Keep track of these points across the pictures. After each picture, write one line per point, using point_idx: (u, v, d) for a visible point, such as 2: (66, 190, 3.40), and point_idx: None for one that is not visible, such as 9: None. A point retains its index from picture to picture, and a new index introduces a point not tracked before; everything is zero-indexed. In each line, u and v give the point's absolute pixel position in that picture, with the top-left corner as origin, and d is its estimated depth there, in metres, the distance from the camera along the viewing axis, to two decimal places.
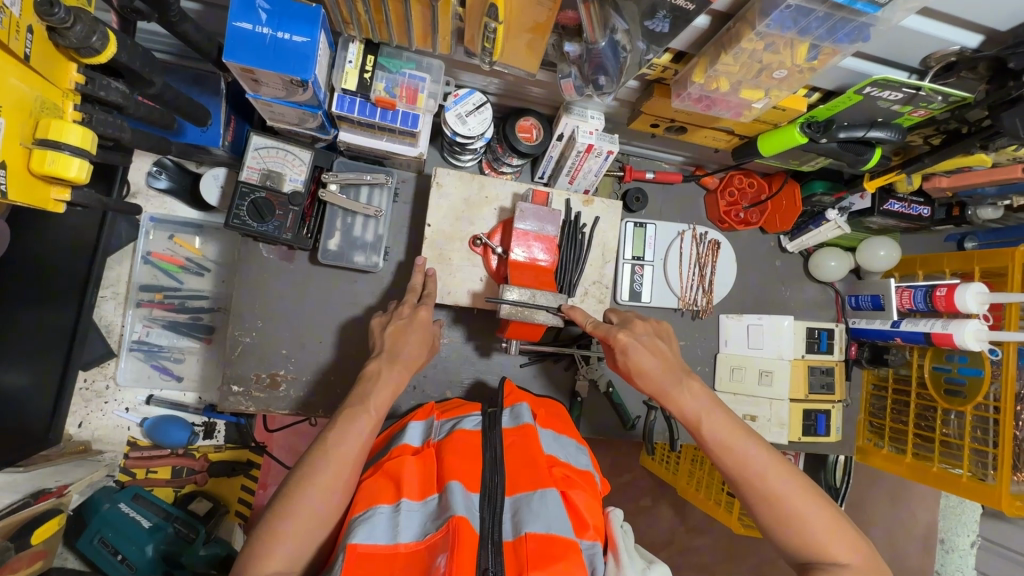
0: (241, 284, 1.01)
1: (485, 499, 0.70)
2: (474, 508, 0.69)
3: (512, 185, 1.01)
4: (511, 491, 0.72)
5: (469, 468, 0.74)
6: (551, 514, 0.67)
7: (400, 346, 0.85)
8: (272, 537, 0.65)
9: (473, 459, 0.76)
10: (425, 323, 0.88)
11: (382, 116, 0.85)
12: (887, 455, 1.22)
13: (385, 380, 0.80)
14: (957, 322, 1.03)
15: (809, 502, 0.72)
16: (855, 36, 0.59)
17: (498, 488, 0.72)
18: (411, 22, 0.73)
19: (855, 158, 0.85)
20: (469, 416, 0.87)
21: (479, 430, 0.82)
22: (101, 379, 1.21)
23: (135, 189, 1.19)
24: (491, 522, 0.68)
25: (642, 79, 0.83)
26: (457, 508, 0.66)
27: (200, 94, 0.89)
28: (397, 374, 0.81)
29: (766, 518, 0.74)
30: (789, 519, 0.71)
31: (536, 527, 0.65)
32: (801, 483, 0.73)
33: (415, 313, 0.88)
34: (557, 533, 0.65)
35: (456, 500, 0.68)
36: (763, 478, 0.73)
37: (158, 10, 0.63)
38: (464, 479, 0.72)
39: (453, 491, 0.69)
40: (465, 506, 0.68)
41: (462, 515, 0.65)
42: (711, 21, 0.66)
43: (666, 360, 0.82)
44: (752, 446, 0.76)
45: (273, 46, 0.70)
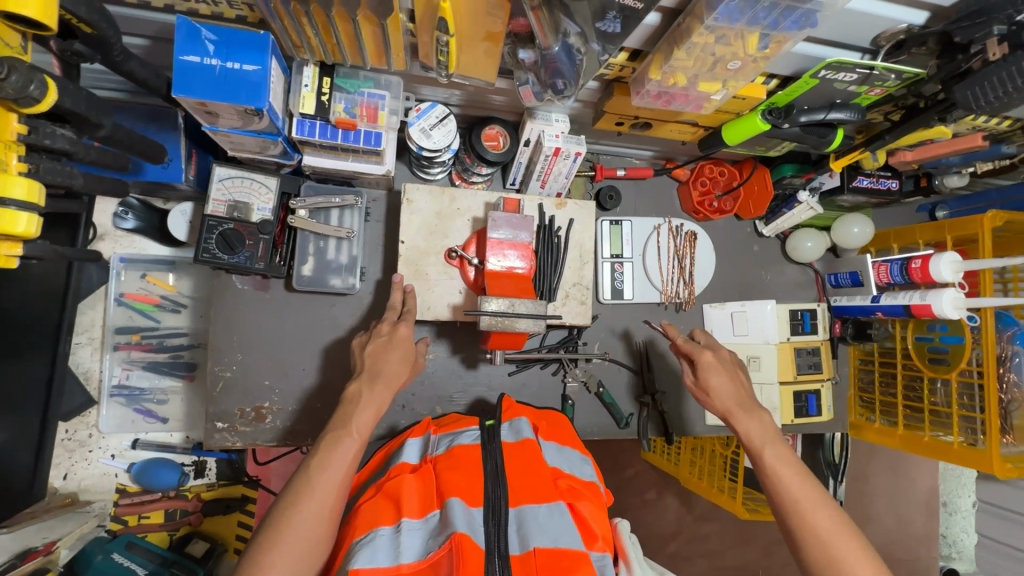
0: (217, 319, 1.00)
1: (489, 513, 0.69)
2: (478, 523, 0.68)
3: (483, 195, 1.01)
4: (515, 503, 0.71)
5: (471, 483, 0.72)
6: (557, 529, 0.67)
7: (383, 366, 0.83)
8: (260, 572, 0.63)
9: (475, 473, 0.74)
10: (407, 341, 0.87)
11: (344, 137, 0.84)
12: (879, 429, 1.24)
13: (367, 403, 0.79)
14: (934, 292, 1.04)
15: (855, 547, 0.69)
16: (803, 23, 0.59)
17: (501, 500, 0.70)
18: (363, 41, 0.73)
19: (818, 140, 0.86)
20: (467, 429, 0.86)
21: (478, 444, 0.81)
22: (83, 428, 1.17)
23: (101, 232, 1.16)
24: (497, 535, 0.67)
25: (602, 79, 0.83)
26: (458, 524, 0.65)
27: (157, 131, 0.87)
28: (380, 395, 0.80)
29: (809, 554, 0.71)
30: (834, 556, 0.69)
31: (543, 541, 0.64)
32: (850, 530, 0.71)
33: (396, 332, 0.87)
34: (566, 546, 0.64)
35: (456, 515, 0.66)
36: (812, 510, 0.73)
37: (99, 50, 0.61)
38: (464, 495, 0.70)
39: (454, 507, 0.67)
40: (466, 521, 0.66)
41: (464, 530, 0.64)
42: (661, 18, 0.65)
43: (736, 384, 0.89)
44: (806, 478, 0.77)
45: (223, 77, 0.69)
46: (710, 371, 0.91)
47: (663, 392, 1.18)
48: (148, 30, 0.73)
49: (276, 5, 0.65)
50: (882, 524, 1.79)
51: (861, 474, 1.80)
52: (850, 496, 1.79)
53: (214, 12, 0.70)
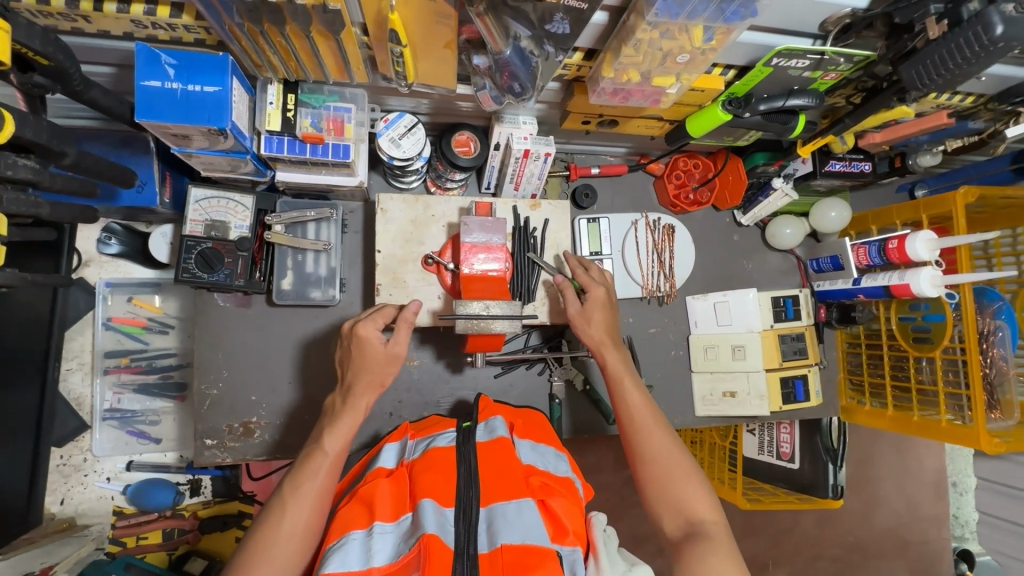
0: (201, 337, 1.01)
1: (459, 513, 0.70)
2: (449, 524, 0.68)
3: (457, 201, 1.02)
4: (486, 502, 0.71)
5: (444, 484, 0.73)
6: (526, 524, 0.67)
7: (355, 382, 0.83)
8: None
9: (447, 475, 0.75)
10: (371, 342, 0.84)
11: (313, 151, 0.85)
12: (870, 411, 1.23)
13: (340, 421, 0.80)
14: (913, 272, 1.04)
15: (682, 463, 0.83)
16: (743, 12, 0.60)
17: (472, 500, 0.71)
18: (322, 57, 0.74)
19: (781, 127, 0.86)
20: (443, 432, 0.86)
21: (453, 446, 0.81)
22: (78, 453, 1.19)
23: (86, 258, 1.18)
24: (467, 535, 0.67)
25: (562, 79, 0.84)
26: (428, 525, 0.66)
27: (131, 156, 0.89)
28: (351, 413, 0.81)
29: (645, 471, 0.83)
30: (664, 471, 0.82)
31: (511, 538, 0.65)
32: (679, 449, 0.84)
33: (355, 333, 0.84)
34: (533, 543, 0.65)
35: (427, 517, 0.67)
36: (652, 434, 0.85)
37: (59, 80, 0.63)
38: (436, 496, 0.71)
39: (425, 509, 0.68)
40: (436, 522, 0.67)
41: (433, 532, 0.65)
42: (608, 16, 0.66)
43: (610, 320, 0.97)
44: (650, 407, 0.88)
45: (185, 99, 0.71)
46: (590, 308, 0.96)
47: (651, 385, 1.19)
48: (111, 58, 0.74)
49: (230, 26, 0.66)
50: (889, 507, 1.78)
51: (865, 458, 1.79)
52: (854, 481, 1.78)
53: (173, 37, 0.72)
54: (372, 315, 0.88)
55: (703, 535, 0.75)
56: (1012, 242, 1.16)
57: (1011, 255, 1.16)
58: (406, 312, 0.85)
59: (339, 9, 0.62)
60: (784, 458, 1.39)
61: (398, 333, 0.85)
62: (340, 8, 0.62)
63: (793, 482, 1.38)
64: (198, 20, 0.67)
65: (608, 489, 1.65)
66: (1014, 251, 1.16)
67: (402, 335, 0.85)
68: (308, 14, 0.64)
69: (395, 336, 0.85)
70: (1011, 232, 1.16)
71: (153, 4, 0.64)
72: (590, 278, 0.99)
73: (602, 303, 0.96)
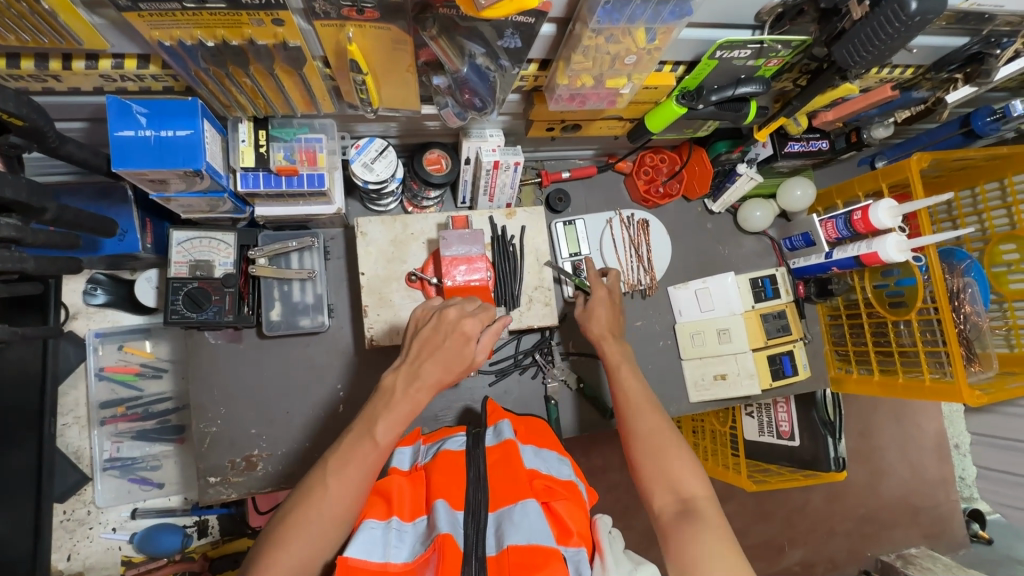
0: (196, 377, 1.02)
1: (468, 516, 0.71)
2: (459, 526, 0.70)
3: (434, 217, 1.04)
4: (493, 507, 0.73)
5: (457, 486, 0.76)
6: (531, 525, 0.68)
7: (422, 369, 0.78)
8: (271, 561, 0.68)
9: (456, 479, 0.76)
10: (463, 338, 0.78)
11: (288, 183, 0.87)
12: (858, 379, 1.26)
13: (394, 405, 0.77)
14: (879, 240, 1.09)
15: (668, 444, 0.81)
16: (679, 12, 0.63)
17: (480, 504, 0.73)
18: (288, 93, 0.77)
19: (734, 115, 0.91)
20: (453, 437, 0.88)
21: (463, 450, 0.83)
22: (81, 506, 1.18)
23: (74, 311, 1.19)
24: (474, 537, 0.69)
25: (521, 90, 0.87)
26: (442, 525, 0.68)
27: (110, 206, 0.90)
28: (407, 406, 0.77)
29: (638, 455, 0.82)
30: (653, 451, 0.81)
31: (516, 539, 0.66)
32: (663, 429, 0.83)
33: (456, 322, 0.79)
34: (539, 543, 0.66)
35: (440, 517, 0.70)
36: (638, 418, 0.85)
37: (35, 139, 0.65)
38: (449, 498, 0.74)
39: (439, 510, 0.71)
40: (450, 523, 0.70)
41: (447, 531, 0.67)
42: (555, 27, 0.70)
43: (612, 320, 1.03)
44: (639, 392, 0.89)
45: (159, 144, 0.73)
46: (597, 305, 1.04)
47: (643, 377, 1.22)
48: (83, 112, 0.77)
49: (196, 71, 0.68)
50: (896, 473, 1.81)
51: (866, 428, 1.82)
52: (857, 452, 1.81)
53: (142, 87, 0.74)
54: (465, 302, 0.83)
55: (694, 519, 0.73)
56: (973, 201, 1.22)
57: (974, 214, 1.21)
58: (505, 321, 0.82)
59: (299, 45, 0.65)
60: (784, 437, 1.39)
61: (482, 341, 0.81)
62: (300, 44, 0.65)
63: (796, 460, 1.38)
64: (165, 69, 0.70)
65: (618, 488, 1.66)
66: (976, 209, 1.21)
67: (486, 341, 0.81)
68: (269, 53, 0.66)
69: (482, 343, 0.80)
70: (970, 192, 1.22)
71: (120, 58, 0.66)
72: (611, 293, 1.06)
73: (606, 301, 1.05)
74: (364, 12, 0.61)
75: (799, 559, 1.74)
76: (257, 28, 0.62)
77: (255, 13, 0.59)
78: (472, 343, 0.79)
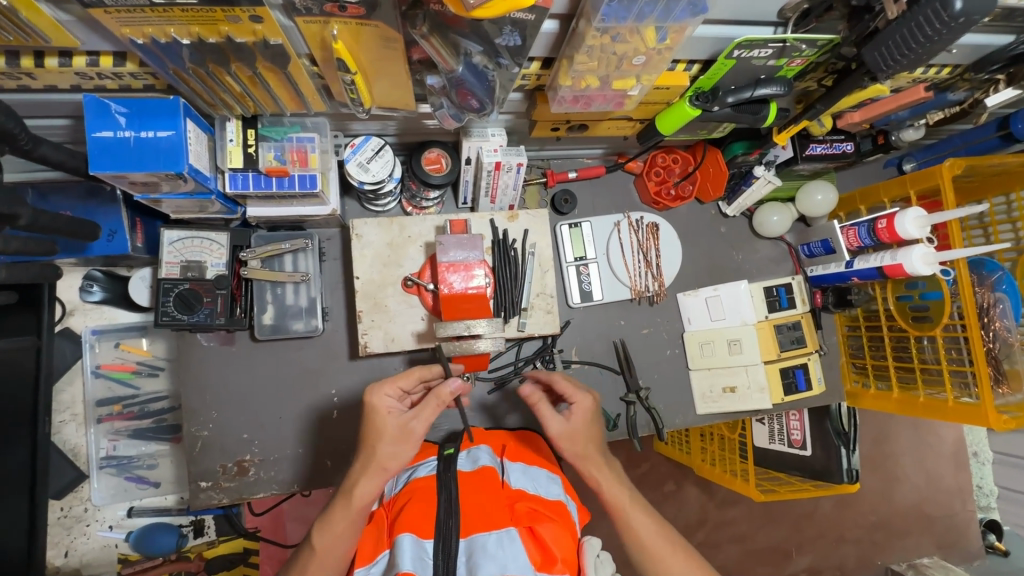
0: (187, 381, 1.00)
1: (438, 544, 0.66)
2: (427, 558, 0.65)
3: (432, 220, 1.00)
4: (465, 532, 0.68)
5: (428, 515, 0.70)
6: (506, 555, 0.64)
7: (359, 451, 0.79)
8: None
9: (427, 506, 0.72)
10: (382, 414, 0.78)
11: (278, 184, 0.84)
12: (875, 395, 1.21)
13: (332, 518, 0.76)
14: (904, 251, 1.02)
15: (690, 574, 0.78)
16: (693, 10, 0.57)
17: (451, 530, 0.67)
18: (274, 89, 0.72)
19: (752, 118, 0.85)
20: (425, 462, 0.84)
21: (434, 476, 0.78)
22: (78, 503, 1.18)
23: (70, 308, 1.17)
24: (445, 570, 0.64)
25: (524, 89, 0.82)
26: (404, 563, 0.64)
27: (97, 206, 0.87)
28: (341, 510, 0.75)
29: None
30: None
31: (490, 570, 0.61)
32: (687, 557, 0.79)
33: (367, 403, 0.79)
34: (514, 574, 0.62)
35: (404, 552, 0.65)
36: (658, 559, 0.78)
37: (6, 142, 0.62)
38: (415, 530, 0.68)
39: (402, 544, 0.66)
40: (415, 559, 0.65)
41: (408, 569, 0.63)
42: (558, 24, 0.64)
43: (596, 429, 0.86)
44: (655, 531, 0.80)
45: (139, 146, 0.69)
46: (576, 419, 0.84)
47: (648, 387, 1.17)
48: (63, 111, 0.73)
49: (175, 70, 0.64)
50: (911, 482, 1.75)
51: (882, 435, 1.76)
52: (871, 459, 1.74)
53: (121, 85, 0.70)
54: (396, 377, 0.82)
55: None
56: (1007, 210, 1.14)
57: (1008, 223, 1.14)
58: (441, 390, 0.78)
59: (280, 43, 0.61)
60: (795, 446, 1.35)
61: (421, 411, 0.78)
62: (281, 42, 0.61)
63: (807, 469, 1.33)
64: (143, 67, 0.66)
65: None
66: (1010, 220, 1.13)
67: (427, 413, 0.78)
68: (250, 51, 0.62)
69: (419, 414, 0.77)
70: (1005, 200, 1.14)
71: (95, 55, 0.63)
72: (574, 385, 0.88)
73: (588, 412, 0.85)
74: (348, 9, 0.56)
75: (807, 566, 1.70)
76: (235, 26, 0.58)
77: (234, 10, 0.55)
78: (395, 415, 0.78)
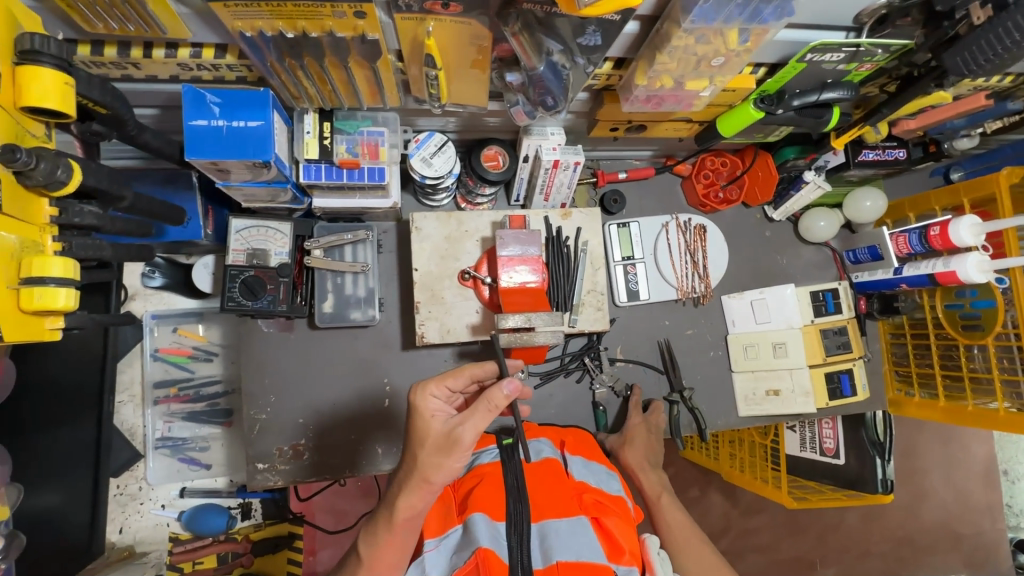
0: (248, 364, 1.04)
1: (511, 526, 0.68)
2: (501, 538, 0.68)
3: (489, 216, 1.02)
4: (536, 517, 0.71)
5: (499, 497, 0.73)
6: (578, 541, 0.67)
7: (408, 460, 0.72)
8: None
9: (496, 488, 0.74)
10: (426, 418, 0.70)
11: (349, 176, 0.87)
12: (919, 403, 1.20)
13: (378, 534, 0.72)
14: (958, 257, 1.02)
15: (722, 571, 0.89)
16: (780, 13, 0.60)
17: (523, 516, 0.69)
18: (357, 84, 0.75)
19: (814, 122, 0.86)
20: (487, 449, 0.86)
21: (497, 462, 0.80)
22: (133, 481, 1.22)
23: (132, 292, 1.21)
24: (519, 550, 0.66)
25: (591, 89, 0.84)
26: (482, 539, 0.66)
27: (175, 192, 0.91)
28: (386, 530, 0.71)
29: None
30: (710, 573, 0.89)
31: (565, 554, 0.65)
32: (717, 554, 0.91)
33: (411, 404, 0.72)
34: (588, 559, 0.65)
35: (479, 530, 0.68)
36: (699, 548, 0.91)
37: (116, 126, 0.66)
38: (488, 510, 0.71)
39: (477, 522, 0.69)
40: (490, 536, 0.67)
41: (487, 546, 0.65)
42: (640, 25, 0.67)
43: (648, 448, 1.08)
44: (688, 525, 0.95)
45: (231, 135, 0.73)
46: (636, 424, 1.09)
47: (691, 388, 1.18)
48: (157, 100, 0.77)
49: (272, 63, 0.68)
50: (941, 498, 1.73)
51: (913, 448, 1.74)
52: (902, 473, 1.72)
53: (216, 76, 0.74)
54: (444, 376, 0.73)
55: None
56: None
57: None
58: (492, 393, 0.67)
59: (377, 39, 0.64)
60: (828, 455, 1.34)
61: (469, 417, 0.67)
62: (378, 38, 0.63)
63: (840, 479, 1.32)
64: (240, 59, 0.69)
65: None
66: None
67: (476, 419, 0.67)
68: (346, 46, 0.65)
69: (467, 421, 0.67)
70: None
71: (199, 47, 0.66)
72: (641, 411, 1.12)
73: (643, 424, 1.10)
74: (448, 6, 0.59)
75: None
76: (338, 20, 0.61)
77: (339, 5, 0.58)
78: (440, 419, 0.70)
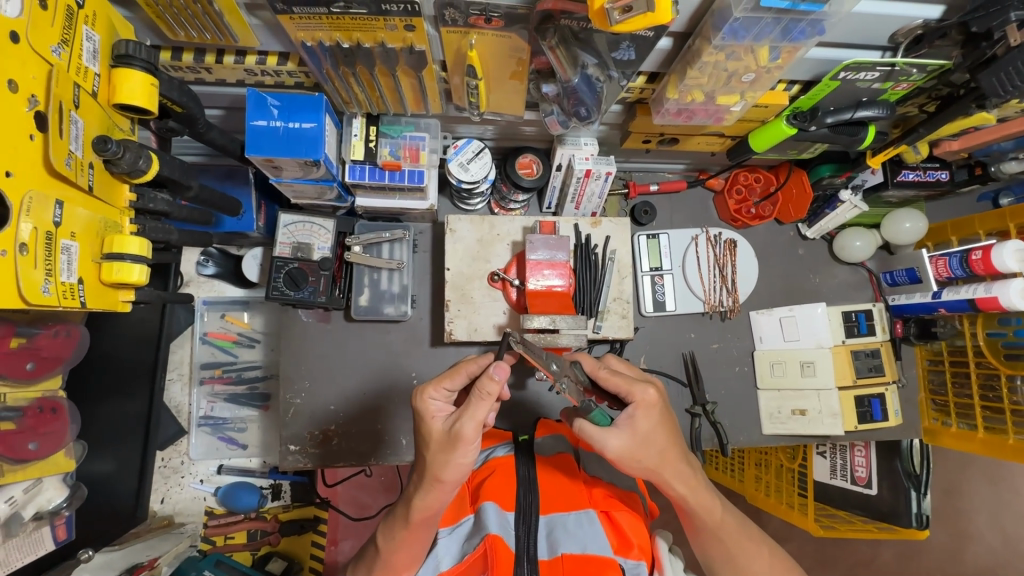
0: (286, 350, 1.10)
1: (520, 517, 0.71)
2: (510, 527, 0.71)
3: (520, 221, 1.06)
4: (545, 510, 0.73)
5: (509, 488, 0.76)
6: (586, 534, 0.69)
7: (420, 462, 0.73)
8: None
9: (508, 479, 0.77)
10: (428, 419, 0.72)
11: (391, 177, 0.92)
12: (956, 434, 1.16)
13: (397, 529, 0.74)
14: (1000, 283, 0.99)
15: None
16: (810, 31, 0.61)
17: (532, 508, 0.72)
18: (403, 92, 0.80)
19: (848, 140, 0.85)
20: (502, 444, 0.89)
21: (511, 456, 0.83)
22: (176, 456, 1.30)
23: (187, 279, 1.31)
24: (526, 539, 0.69)
25: (624, 102, 0.88)
26: (491, 526, 0.69)
27: (233, 186, 1.00)
28: (405, 530, 0.72)
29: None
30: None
31: (571, 547, 0.67)
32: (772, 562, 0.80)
33: (414, 408, 0.74)
34: (594, 552, 0.67)
35: (489, 518, 0.70)
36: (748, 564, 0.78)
37: (188, 124, 0.74)
38: (499, 499, 0.73)
39: (487, 510, 0.71)
40: (500, 524, 0.70)
41: (497, 532, 0.68)
42: (673, 41, 0.70)
43: (669, 440, 0.74)
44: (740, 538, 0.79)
45: (286, 135, 0.79)
46: (637, 421, 0.72)
47: (715, 402, 1.17)
48: (223, 102, 0.85)
49: (327, 70, 0.73)
50: None
51: None
52: None
53: (277, 82, 0.81)
54: (443, 374, 0.75)
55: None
56: None
57: None
58: (482, 382, 0.66)
59: (424, 50, 0.69)
60: (859, 483, 1.29)
61: (468, 410, 0.67)
62: (425, 49, 0.69)
63: (872, 510, 1.27)
64: (300, 66, 0.75)
65: None
66: None
67: (471, 411, 0.67)
68: (395, 55, 0.70)
69: (464, 416, 0.67)
70: None
71: (264, 55, 0.73)
72: (629, 378, 0.74)
73: (657, 416, 0.73)
74: (492, 20, 0.64)
75: None
76: (390, 33, 0.66)
77: (391, 19, 0.63)
78: (442, 420, 0.72)
